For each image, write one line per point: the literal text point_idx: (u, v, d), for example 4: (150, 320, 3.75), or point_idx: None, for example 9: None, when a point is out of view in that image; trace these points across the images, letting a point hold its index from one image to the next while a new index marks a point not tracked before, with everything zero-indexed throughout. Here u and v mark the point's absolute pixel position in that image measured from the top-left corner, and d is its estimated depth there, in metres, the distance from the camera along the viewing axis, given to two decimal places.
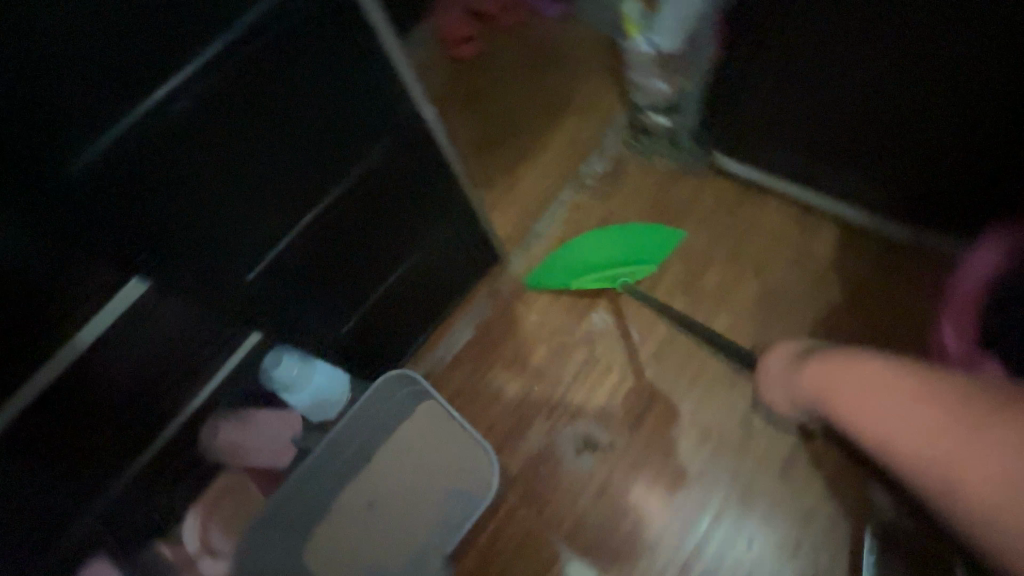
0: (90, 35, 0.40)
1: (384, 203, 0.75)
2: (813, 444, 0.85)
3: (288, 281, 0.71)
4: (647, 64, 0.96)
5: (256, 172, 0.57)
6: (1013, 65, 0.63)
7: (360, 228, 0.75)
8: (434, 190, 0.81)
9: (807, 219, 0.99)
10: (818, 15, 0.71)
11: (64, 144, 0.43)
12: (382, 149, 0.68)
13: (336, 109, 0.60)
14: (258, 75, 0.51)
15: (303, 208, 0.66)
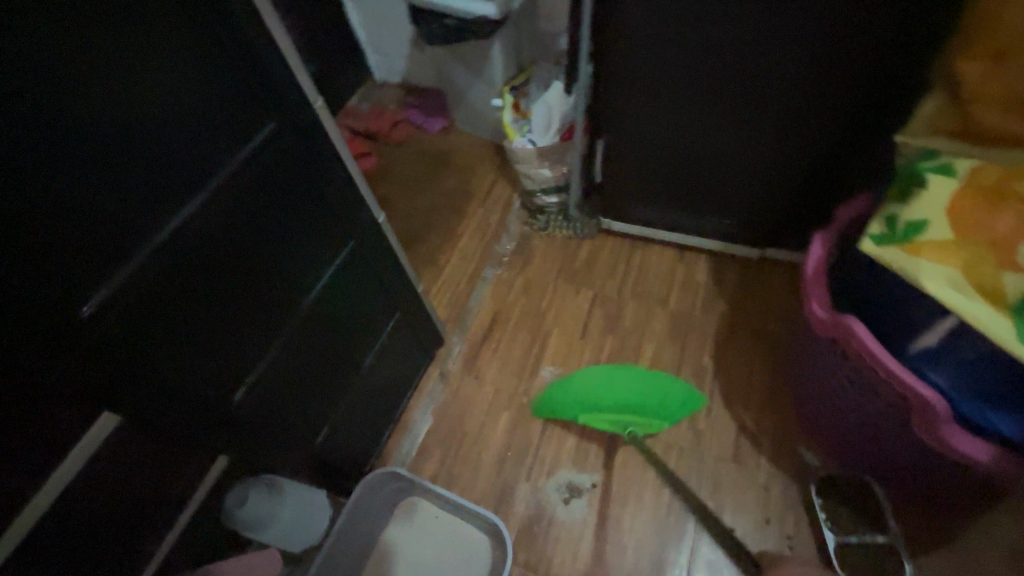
0: (111, 191, 0.44)
1: (346, 302, 0.78)
2: (752, 429, 0.97)
3: (269, 399, 0.70)
4: (532, 157, 1.21)
5: (244, 286, 0.60)
6: (786, 138, 0.92)
7: (328, 329, 0.77)
8: (387, 285, 0.86)
9: (685, 254, 1.23)
10: (653, 115, 0.97)
11: (74, 295, 0.44)
12: (346, 252, 0.74)
13: (308, 216, 0.65)
14: (246, 204, 0.57)
15: (283, 321, 0.67)
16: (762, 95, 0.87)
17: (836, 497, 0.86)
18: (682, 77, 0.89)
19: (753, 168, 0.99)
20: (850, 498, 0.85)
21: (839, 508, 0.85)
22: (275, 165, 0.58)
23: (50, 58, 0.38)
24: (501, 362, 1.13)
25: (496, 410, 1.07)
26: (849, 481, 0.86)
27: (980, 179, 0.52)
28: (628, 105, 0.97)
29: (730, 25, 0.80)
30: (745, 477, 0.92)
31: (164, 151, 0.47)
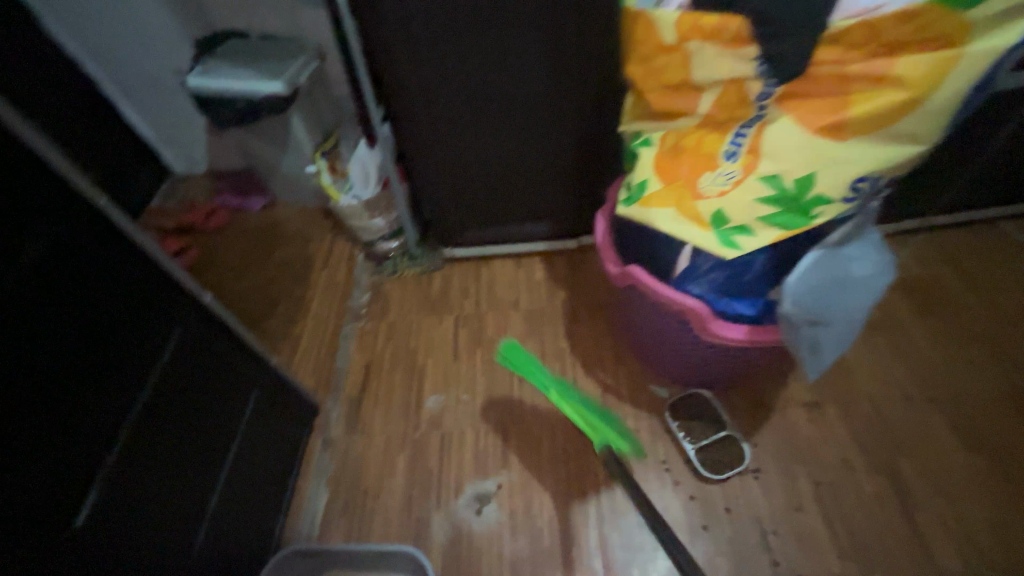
0: None
1: (189, 392, 0.76)
2: (615, 386, 1.12)
3: (124, 513, 0.64)
4: (360, 211, 1.27)
5: (60, 395, 0.55)
6: (558, 149, 1.11)
7: (176, 420, 0.73)
8: (236, 364, 0.85)
9: (521, 260, 1.38)
10: (449, 150, 1.11)
11: None
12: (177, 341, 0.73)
13: (120, 309, 0.63)
14: (47, 310, 0.54)
15: (118, 424, 0.63)
16: (527, 121, 1.05)
17: (684, 415, 1.05)
18: (459, 115, 1.04)
19: (546, 175, 1.17)
20: (693, 412, 1.05)
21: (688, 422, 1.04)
22: (72, 264, 0.56)
23: None
24: (383, 407, 1.15)
25: (391, 452, 1.08)
26: (689, 399, 1.07)
27: (667, 141, 0.71)
28: (426, 147, 1.10)
29: (487, 67, 0.96)
30: (618, 426, 1.06)
31: None
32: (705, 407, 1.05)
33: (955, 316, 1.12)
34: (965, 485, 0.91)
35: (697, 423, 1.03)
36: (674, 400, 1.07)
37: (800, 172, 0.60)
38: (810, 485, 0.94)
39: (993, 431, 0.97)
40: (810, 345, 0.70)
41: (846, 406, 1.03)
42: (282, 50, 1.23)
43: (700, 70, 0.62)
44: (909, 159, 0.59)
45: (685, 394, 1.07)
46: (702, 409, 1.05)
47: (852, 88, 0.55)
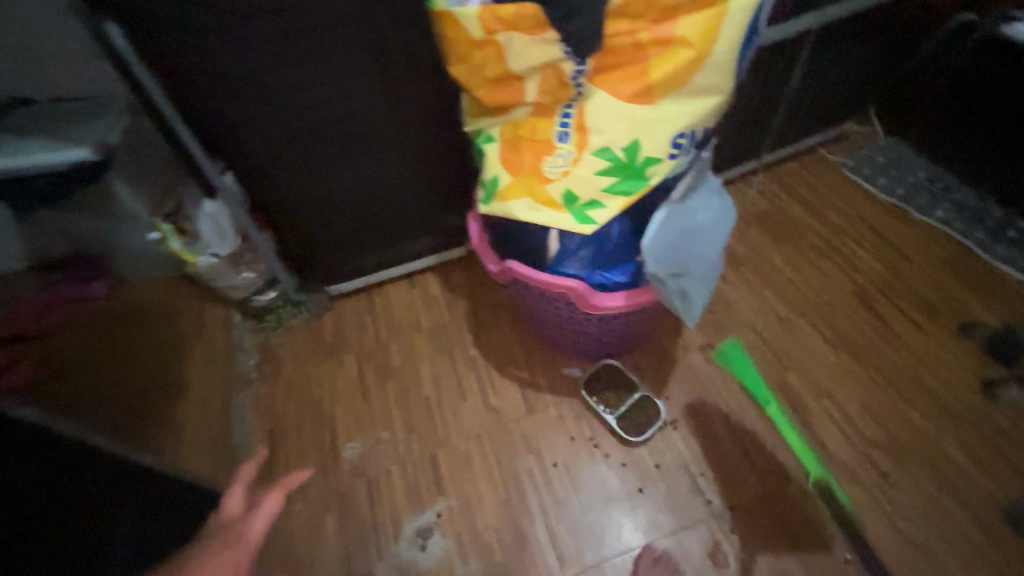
0: None
1: (34, 520, 0.66)
2: (531, 380, 1.12)
3: None
4: (222, 267, 1.16)
5: None
6: (416, 164, 1.08)
7: (31, 546, 0.64)
8: (83, 473, 0.75)
9: (414, 279, 1.34)
10: (299, 185, 1.04)
11: None
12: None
13: None
14: None
15: None
16: (375, 142, 1.01)
17: (600, 388, 1.08)
18: (300, 148, 0.97)
19: (413, 191, 1.14)
20: (608, 383, 1.08)
21: (605, 394, 1.07)
22: None
23: None
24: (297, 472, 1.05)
25: (317, 518, 1.00)
26: (601, 372, 1.10)
27: (506, 134, 0.72)
28: (271, 184, 1.02)
29: (319, 98, 0.90)
30: (542, 419, 1.06)
31: None
32: (617, 376, 1.09)
33: (802, 237, 1.27)
34: (841, 381, 1.03)
35: (614, 393, 1.07)
36: (588, 377, 1.10)
37: (625, 140, 0.63)
38: (722, 421, 1.01)
39: (851, 328, 1.10)
40: (678, 295, 0.75)
41: (735, 340, 1.12)
42: (84, 112, 1.07)
43: (514, 61, 0.63)
44: (714, 110, 0.64)
45: (597, 369, 1.10)
46: (615, 378, 1.09)
47: (648, 53, 0.58)
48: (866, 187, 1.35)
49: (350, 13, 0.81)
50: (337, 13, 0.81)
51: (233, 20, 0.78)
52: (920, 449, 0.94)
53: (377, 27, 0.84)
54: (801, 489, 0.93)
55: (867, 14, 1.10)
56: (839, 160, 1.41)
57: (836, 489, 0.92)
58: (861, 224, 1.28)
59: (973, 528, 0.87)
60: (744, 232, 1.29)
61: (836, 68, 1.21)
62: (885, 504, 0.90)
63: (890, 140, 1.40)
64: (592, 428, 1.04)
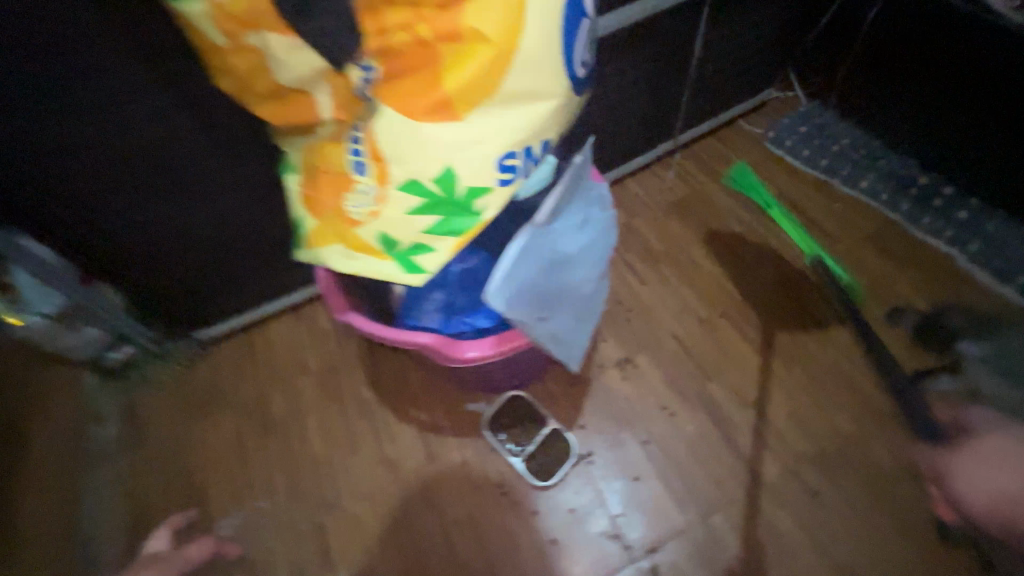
0: None
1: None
2: (431, 422, 0.98)
3: None
4: (58, 330, 0.90)
5: None
6: (256, 180, 0.86)
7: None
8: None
9: (298, 310, 1.16)
10: (101, 225, 0.82)
11: None
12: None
13: None
14: None
15: None
16: (187, 161, 0.79)
17: (505, 425, 0.96)
18: (79, 180, 0.75)
19: (265, 216, 0.93)
20: (514, 418, 0.97)
21: (511, 432, 0.95)
22: None
23: None
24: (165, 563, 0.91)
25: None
26: (506, 406, 0.98)
27: (306, 164, 0.54)
28: (58, 228, 0.80)
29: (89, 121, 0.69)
30: (443, 467, 0.94)
31: None
32: (523, 408, 0.98)
33: (722, 224, 1.16)
34: (765, 387, 0.94)
35: (519, 430, 0.95)
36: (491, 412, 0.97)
37: (436, 170, 0.47)
38: (640, 448, 0.91)
39: (776, 323, 1.01)
40: (552, 340, 0.65)
41: (653, 350, 1.00)
42: None
43: (283, 74, 0.45)
44: (551, 116, 0.49)
45: (502, 402, 0.98)
46: (521, 411, 0.97)
47: (437, 50, 0.42)
48: (788, 160, 1.24)
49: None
50: (69, 2, 0.59)
51: None
52: (849, 458, 0.86)
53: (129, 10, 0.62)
54: (725, 518, 0.84)
55: None
56: (760, 132, 1.29)
57: (763, 515, 0.83)
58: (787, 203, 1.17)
59: (904, 541, 0.80)
60: (660, 224, 1.17)
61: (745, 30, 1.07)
62: (813, 526, 0.82)
63: (812, 105, 1.29)
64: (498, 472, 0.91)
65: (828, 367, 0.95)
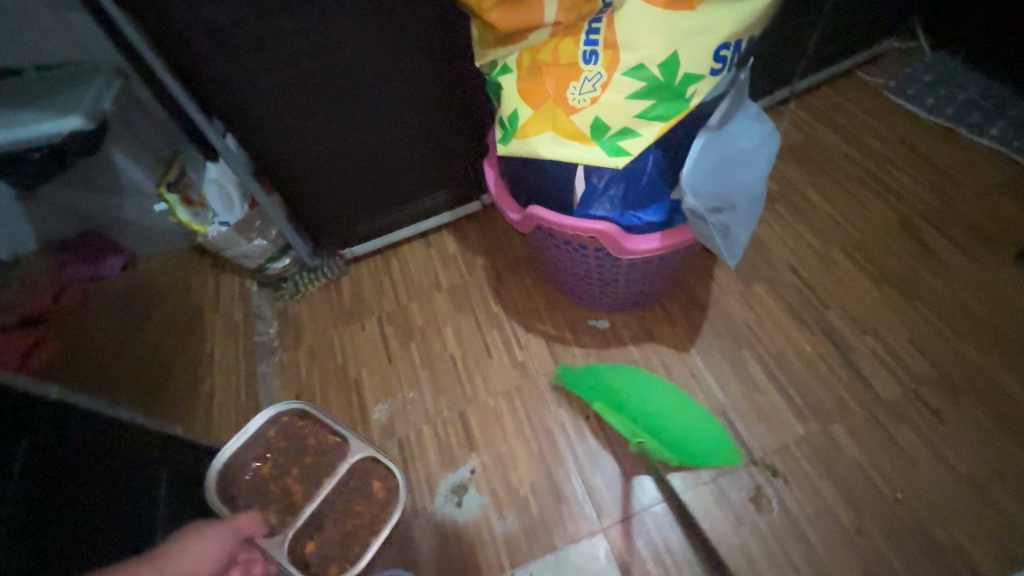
0: None
1: (82, 485, 0.67)
2: (559, 335, 1.09)
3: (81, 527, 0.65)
4: (234, 235, 1.14)
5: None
6: (412, 111, 1.01)
7: (80, 502, 0.65)
8: (109, 454, 0.74)
9: (430, 238, 1.29)
10: (292, 132, 0.97)
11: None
12: (21, 437, 0.61)
13: None
14: None
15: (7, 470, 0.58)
16: (372, 89, 0.94)
17: (280, 455, 1.00)
18: (286, 95, 0.90)
19: (426, 141, 1.08)
20: (295, 436, 1.01)
21: (275, 479, 0.98)
22: None
23: None
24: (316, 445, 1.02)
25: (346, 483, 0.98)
26: (280, 422, 1.02)
27: (524, 62, 0.65)
28: (263, 134, 0.95)
29: (294, 22, 0.81)
30: (571, 372, 1.04)
31: None
32: (310, 427, 1.03)
33: (840, 169, 1.18)
34: (885, 317, 0.99)
35: (325, 428, 1.02)
36: (265, 442, 1.01)
37: (662, 54, 0.56)
38: (759, 365, 0.98)
39: (895, 261, 1.04)
40: (722, 234, 0.68)
41: (772, 281, 1.06)
42: (74, 76, 1.05)
43: None
44: (760, 16, 0.57)
45: (276, 422, 1.02)
46: (312, 429, 1.02)
47: None
48: (910, 108, 1.24)
49: None
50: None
51: None
52: (975, 385, 0.90)
53: None
54: (846, 430, 0.90)
55: None
56: (880, 81, 1.29)
57: (885, 429, 0.89)
58: (908, 150, 1.18)
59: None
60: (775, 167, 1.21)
61: None
62: (937, 442, 0.87)
63: (938, 55, 1.28)
64: (309, 475, 0.98)
65: (952, 304, 0.98)
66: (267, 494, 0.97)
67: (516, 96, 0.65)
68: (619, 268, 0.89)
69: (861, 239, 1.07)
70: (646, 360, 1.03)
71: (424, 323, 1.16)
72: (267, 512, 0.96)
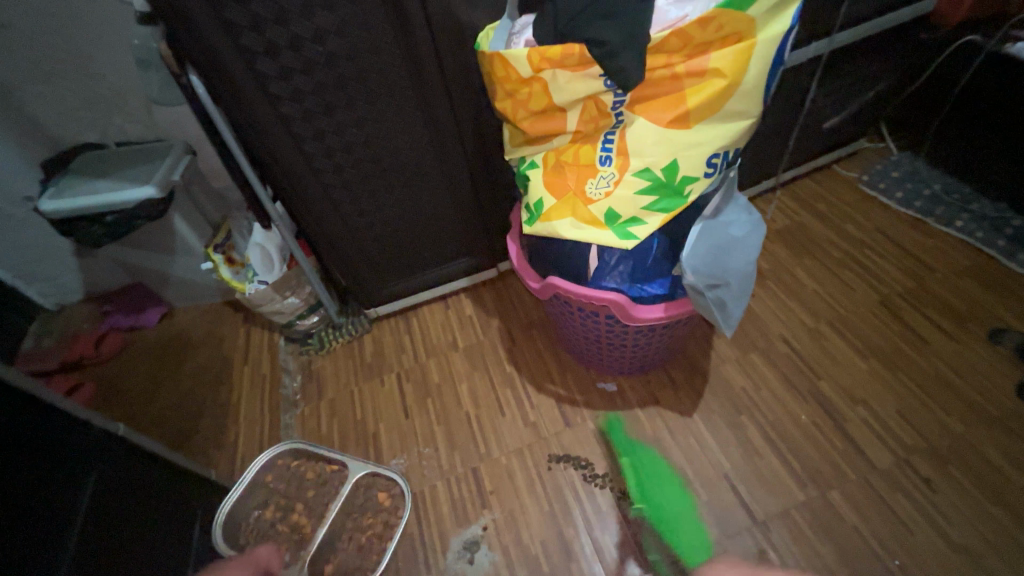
0: (47, 442, 0.66)
1: (136, 520, 0.75)
2: (569, 396, 1.16)
3: (137, 548, 0.73)
4: (271, 294, 1.21)
5: (70, 470, 0.68)
6: (443, 190, 1.15)
7: (140, 522, 0.76)
8: (154, 491, 0.81)
9: (449, 301, 1.39)
10: (338, 205, 1.09)
11: (59, 486, 0.65)
12: (91, 475, 0.70)
13: (56, 441, 0.68)
14: (52, 425, 0.68)
15: (81, 499, 0.67)
16: (411, 170, 1.08)
17: (283, 496, 1.08)
18: (340, 176, 1.04)
19: (453, 214, 1.21)
20: (292, 475, 1.10)
21: (282, 518, 1.05)
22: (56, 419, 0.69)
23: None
24: (334, 489, 1.08)
25: (361, 525, 1.03)
26: (276, 466, 1.10)
27: (549, 161, 0.78)
28: (314, 209, 1.08)
29: (354, 119, 0.96)
30: (581, 433, 1.10)
31: (34, 423, 0.65)
32: (306, 465, 1.12)
33: (824, 251, 1.30)
34: (872, 388, 1.06)
35: (320, 463, 1.12)
36: (266, 488, 1.08)
37: (665, 161, 0.69)
38: (758, 431, 1.04)
39: (878, 335, 1.14)
40: (716, 304, 0.78)
41: (767, 352, 1.15)
42: (150, 151, 1.21)
43: (559, 94, 0.71)
44: (745, 132, 0.70)
45: (273, 467, 1.10)
46: (310, 465, 1.12)
47: (684, 83, 0.65)
48: (882, 199, 1.39)
49: (403, 69, 0.92)
50: (396, 81, 0.93)
51: (293, 64, 0.85)
52: (959, 454, 0.96)
53: (425, 75, 0.93)
54: (843, 496, 0.94)
55: (880, 39, 1.16)
56: (855, 175, 1.46)
57: (879, 496, 0.94)
58: (885, 236, 1.31)
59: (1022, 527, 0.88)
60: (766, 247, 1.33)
61: (851, 90, 1.26)
62: (930, 510, 0.91)
63: (904, 154, 1.45)
64: (313, 508, 1.06)
65: (934, 379, 1.06)
66: (277, 534, 1.03)
67: (542, 188, 0.78)
68: (627, 334, 0.97)
69: (844, 317, 1.17)
70: (651, 422, 1.09)
71: (440, 380, 1.23)
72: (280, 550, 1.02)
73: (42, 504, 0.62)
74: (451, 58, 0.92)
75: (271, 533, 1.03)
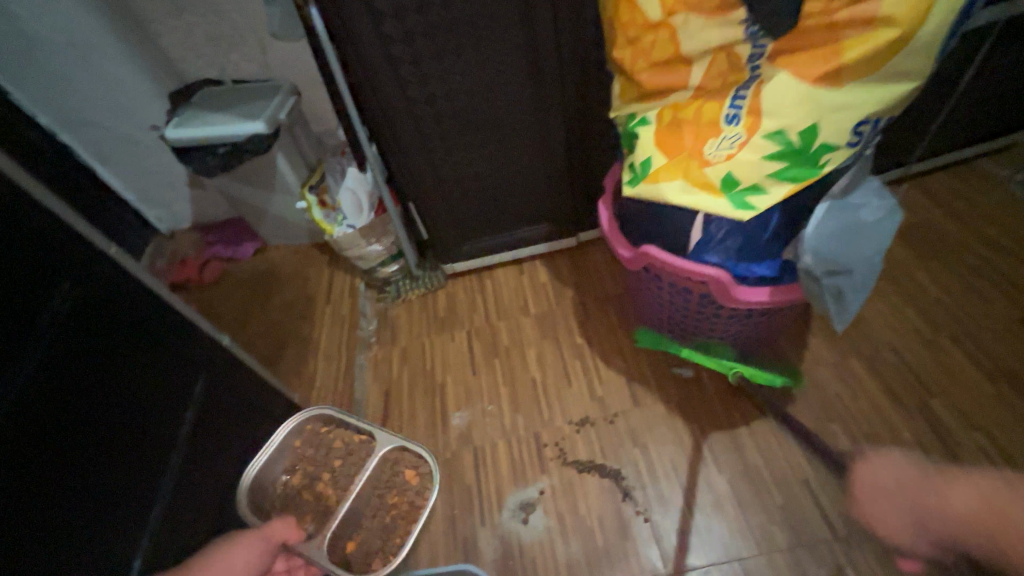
0: (167, 339, 0.74)
1: (212, 447, 0.82)
2: (640, 374, 1.11)
3: (214, 443, 0.83)
4: (357, 238, 1.24)
5: (177, 367, 0.76)
6: (536, 148, 1.11)
7: (219, 422, 0.85)
8: (235, 400, 0.89)
9: (524, 266, 1.38)
10: (431, 154, 1.09)
11: (168, 380, 0.74)
12: (196, 376, 0.79)
13: (171, 339, 0.75)
14: (172, 326, 0.75)
15: (181, 393, 0.76)
16: (506, 124, 1.05)
17: (311, 463, 1.01)
18: (437, 124, 1.03)
19: (541, 176, 1.18)
20: (320, 442, 1.03)
21: (309, 487, 1.00)
22: (175, 319, 0.76)
23: (123, 305, 0.68)
24: (362, 459, 1.02)
25: (386, 503, 0.99)
26: (306, 431, 1.02)
27: (664, 118, 0.72)
28: (407, 156, 1.08)
29: (459, 66, 0.94)
30: (650, 414, 1.05)
31: (157, 322, 0.73)
32: (335, 432, 1.05)
33: (955, 256, 1.15)
34: (998, 415, 0.93)
35: (348, 430, 1.05)
36: (293, 453, 1.01)
37: (801, 124, 0.62)
38: (851, 442, 0.95)
39: (1013, 357, 0.99)
40: (833, 294, 0.70)
41: (871, 359, 1.04)
42: (261, 90, 1.27)
43: (689, 42, 0.64)
44: (903, 99, 0.61)
45: (301, 432, 1.01)
46: (338, 433, 1.04)
47: (841, 36, 0.57)
48: None
49: (515, 14, 0.88)
50: (506, 27, 0.90)
51: (408, 3, 0.84)
52: None
53: (537, 22, 0.89)
54: None
55: None
56: (1005, 175, 1.26)
57: None
58: None
59: None
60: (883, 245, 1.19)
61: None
62: None
63: None
64: (340, 479, 1.01)
65: None
66: (302, 503, 0.98)
67: (653, 146, 0.72)
68: (719, 318, 0.91)
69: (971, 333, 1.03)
70: (727, 414, 1.03)
71: (508, 343, 1.23)
72: (304, 521, 0.97)
73: (156, 392, 0.71)
74: (567, 6, 0.88)
75: (294, 502, 0.98)
